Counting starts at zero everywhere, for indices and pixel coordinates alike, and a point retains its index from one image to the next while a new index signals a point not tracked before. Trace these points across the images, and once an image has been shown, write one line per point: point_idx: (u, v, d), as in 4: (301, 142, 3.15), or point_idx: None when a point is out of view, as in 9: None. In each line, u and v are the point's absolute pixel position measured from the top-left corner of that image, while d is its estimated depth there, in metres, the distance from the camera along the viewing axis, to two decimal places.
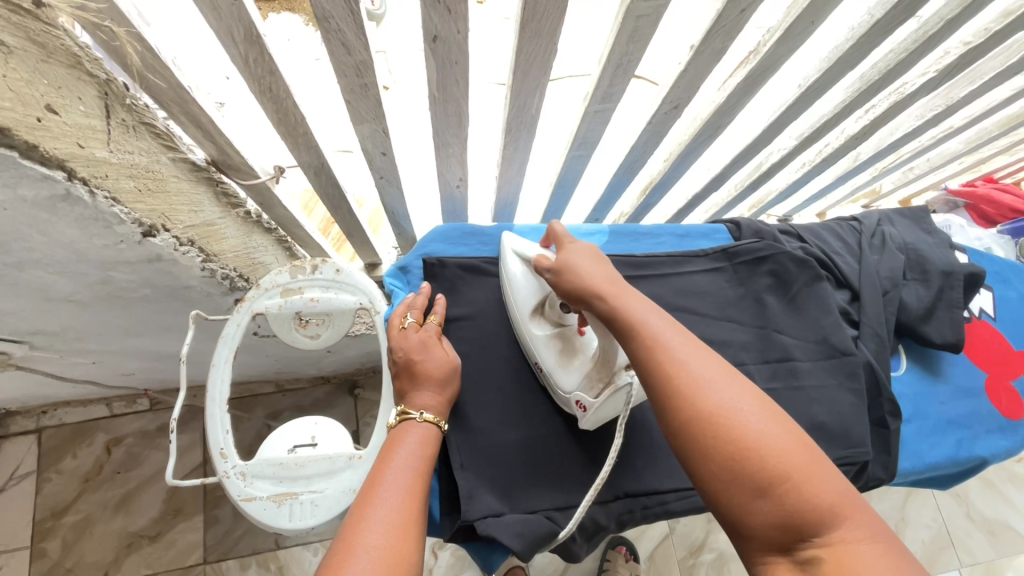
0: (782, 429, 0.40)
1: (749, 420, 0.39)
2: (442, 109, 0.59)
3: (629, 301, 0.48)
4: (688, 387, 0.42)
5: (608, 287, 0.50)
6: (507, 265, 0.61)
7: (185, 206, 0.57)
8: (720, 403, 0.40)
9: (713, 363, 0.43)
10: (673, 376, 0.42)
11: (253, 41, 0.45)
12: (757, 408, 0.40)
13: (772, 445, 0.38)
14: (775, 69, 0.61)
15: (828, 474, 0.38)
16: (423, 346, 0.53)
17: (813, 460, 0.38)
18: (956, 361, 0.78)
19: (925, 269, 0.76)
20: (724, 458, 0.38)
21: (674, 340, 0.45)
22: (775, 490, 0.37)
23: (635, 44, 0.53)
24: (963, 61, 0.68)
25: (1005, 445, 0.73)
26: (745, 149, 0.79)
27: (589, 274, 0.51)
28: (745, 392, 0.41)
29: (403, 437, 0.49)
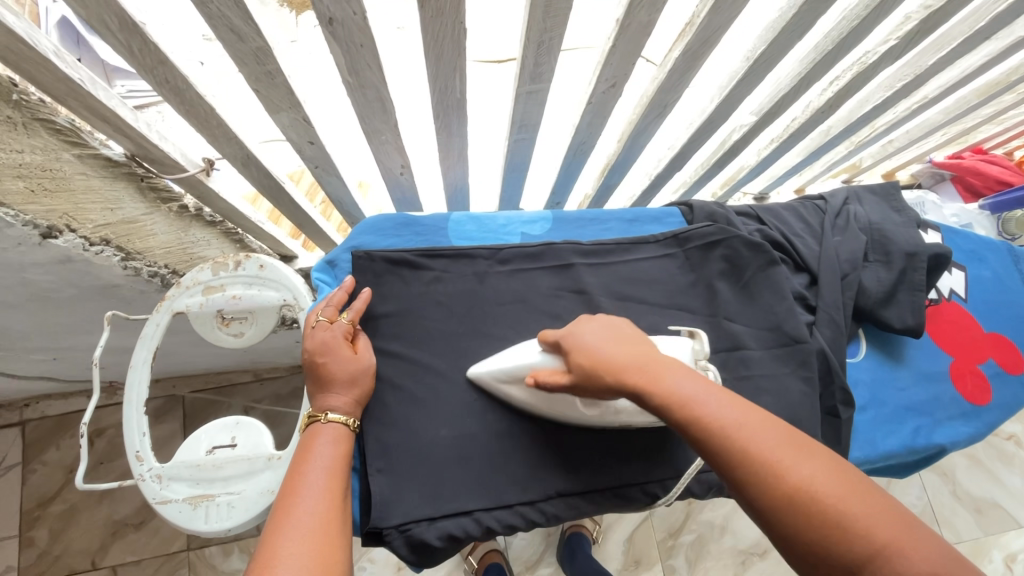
0: (852, 488, 0.33)
1: (840, 498, 0.32)
2: (360, 94, 0.57)
3: (670, 378, 0.41)
4: (759, 466, 0.35)
5: (653, 364, 0.43)
6: (506, 394, 0.57)
7: (96, 205, 0.56)
8: (796, 479, 0.34)
9: (774, 429, 0.37)
10: (739, 449, 0.36)
11: (131, 30, 0.43)
12: (834, 472, 0.34)
13: (866, 523, 0.31)
14: (714, 42, 0.57)
15: (933, 544, 0.30)
16: (327, 346, 0.53)
17: (903, 524, 0.31)
18: (920, 346, 0.75)
19: (888, 251, 0.73)
20: (804, 526, 0.32)
21: (731, 407, 0.38)
22: (869, 570, 0.30)
23: (553, 21, 0.50)
24: (926, 26, 0.63)
25: (967, 432, 0.71)
26: (699, 127, 0.75)
27: (615, 358, 0.45)
28: (821, 457, 0.35)
29: (316, 441, 0.48)
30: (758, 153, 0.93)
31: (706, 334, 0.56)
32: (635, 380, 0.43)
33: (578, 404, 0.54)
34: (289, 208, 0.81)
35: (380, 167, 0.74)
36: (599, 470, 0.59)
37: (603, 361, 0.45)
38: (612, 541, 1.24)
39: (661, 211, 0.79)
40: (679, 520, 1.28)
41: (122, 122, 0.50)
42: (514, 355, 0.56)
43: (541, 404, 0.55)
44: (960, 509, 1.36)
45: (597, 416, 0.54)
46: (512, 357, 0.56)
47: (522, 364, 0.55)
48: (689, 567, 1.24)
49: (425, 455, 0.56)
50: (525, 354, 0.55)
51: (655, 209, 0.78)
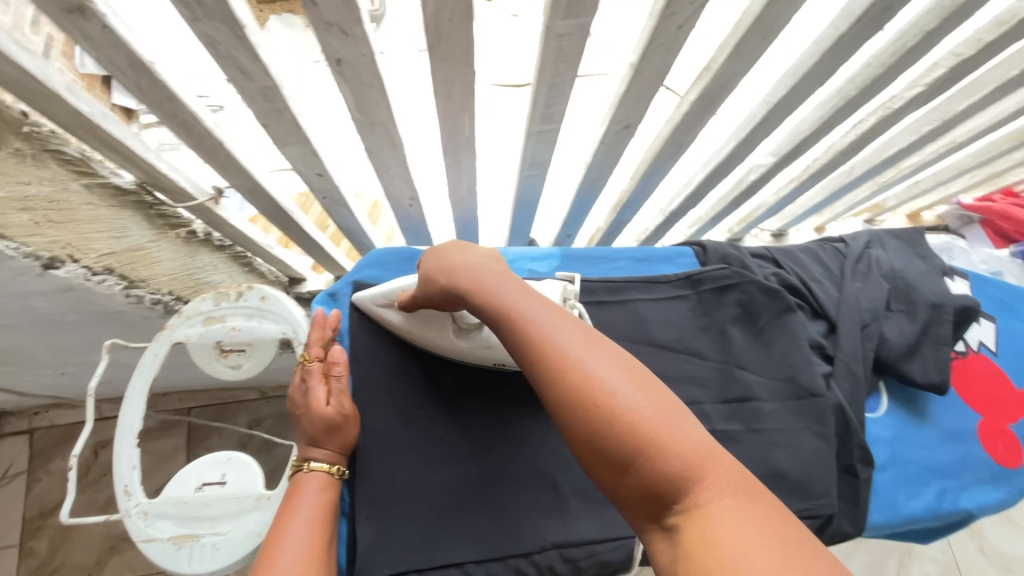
0: (633, 384, 0.36)
1: (615, 393, 0.35)
2: (369, 130, 0.56)
3: (494, 283, 0.44)
4: (555, 362, 0.38)
5: (476, 272, 0.46)
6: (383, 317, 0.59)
7: (100, 234, 0.56)
8: (586, 379, 0.36)
9: (581, 336, 0.39)
10: (546, 350, 0.39)
11: (142, 68, 0.43)
12: (624, 375, 0.37)
13: (637, 416, 0.34)
14: (733, 86, 0.56)
15: (690, 437, 0.34)
16: (297, 397, 0.52)
17: (667, 416, 0.35)
18: (944, 401, 0.71)
19: (912, 300, 0.70)
20: (589, 422, 0.35)
21: (534, 311, 0.41)
22: (635, 464, 0.34)
23: (565, 64, 0.49)
24: (956, 73, 0.60)
25: (996, 497, 0.67)
26: (716, 167, 0.74)
27: (454, 261, 0.48)
28: (618, 365, 0.37)
29: (301, 492, 0.48)
30: (777, 191, 0.90)
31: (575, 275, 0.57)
32: (465, 285, 0.46)
33: (448, 332, 0.56)
34: (297, 235, 0.80)
35: (389, 199, 0.74)
36: (600, 521, 0.57)
37: (453, 271, 0.47)
38: None
39: (674, 250, 0.76)
40: None
41: (130, 150, 0.50)
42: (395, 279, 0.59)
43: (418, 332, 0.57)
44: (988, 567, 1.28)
45: (467, 348, 0.56)
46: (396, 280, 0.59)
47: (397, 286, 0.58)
48: None
49: (419, 501, 0.54)
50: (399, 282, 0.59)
51: (668, 249, 0.76)
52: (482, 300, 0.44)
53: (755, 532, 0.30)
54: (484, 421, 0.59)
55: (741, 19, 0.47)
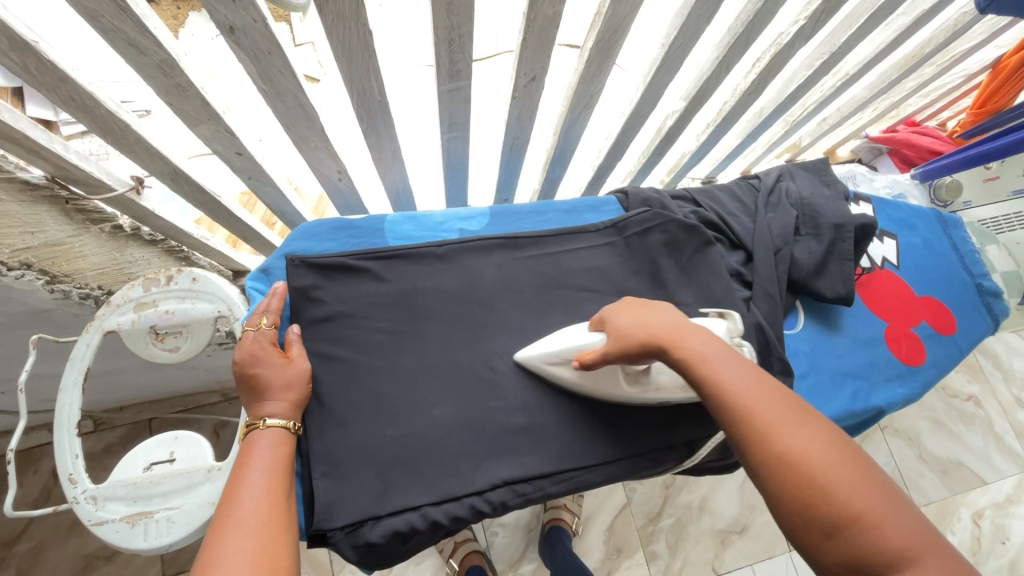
0: (840, 457, 0.40)
1: (829, 466, 0.39)
2: (280, 102, 0.57)
3: (697, 345, 0.50)
4: (762, 431, 0.42)
5: (680, 334, 0.51)
6: (554, 374, 0.61)
7: (12, 228, 0.55)
8: (791, 446, 0.41)
9: (788, 406, 0.43)
10: (752, 417, 0.43)
11: (24, 50, 0.42)
12: (824, 445, 0.41)
13: (848, 490, 0.38)
14: (625, 30, 0.58)
15: (902, 514, 0.37)
16: (255, 356, 0.54)
17: (879, 496, 0.38)
18: (855, 313, 0.78)
19: (817, 223, 0.76)
20: (797, 487, 0.39)
21: (735, 376, 0.46)
22: (843, 532, 0.37)
23: (458, 18, 0.50)
24: (831, 4, 0.65)
25: (904, 393, 0.74)
26: (631, 115, 0.77)
27: (653, 323, 0.53)
28: (819, 437, 0.41)
29: (258, 445, 0.50)
30: (697, 137, 0.94)
31: (737, 313, 0.62)
32: (665, 345, 0.51)
33: (622, 382, 0.59)
34: (230, 222, 0.80)
35: (317, 174, 0.74)
36: (547, 455, 0.60)
37: (650, 330, 0.53)
38: (593, 532, 1.25)
39: (600, 199, 0.80)
40: (656, 505, 1.30)
41: (33, 142, 0.50)
42: (565, 339, 0.60)
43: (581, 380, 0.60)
44: (927, 471, 1.40)
45: (636, 393, 0.59)
46: (562, 339, 0.60)
47: (571, 345, 0.59)
48: (669, 551, 1.26)
49: (371, 455, 0.56)
50: (572, 336, 0.60)
51: (594, 198, 0.79)
52: (677, 356, 0.50)
53: None
54: (430, 374, 0.61)
55: None
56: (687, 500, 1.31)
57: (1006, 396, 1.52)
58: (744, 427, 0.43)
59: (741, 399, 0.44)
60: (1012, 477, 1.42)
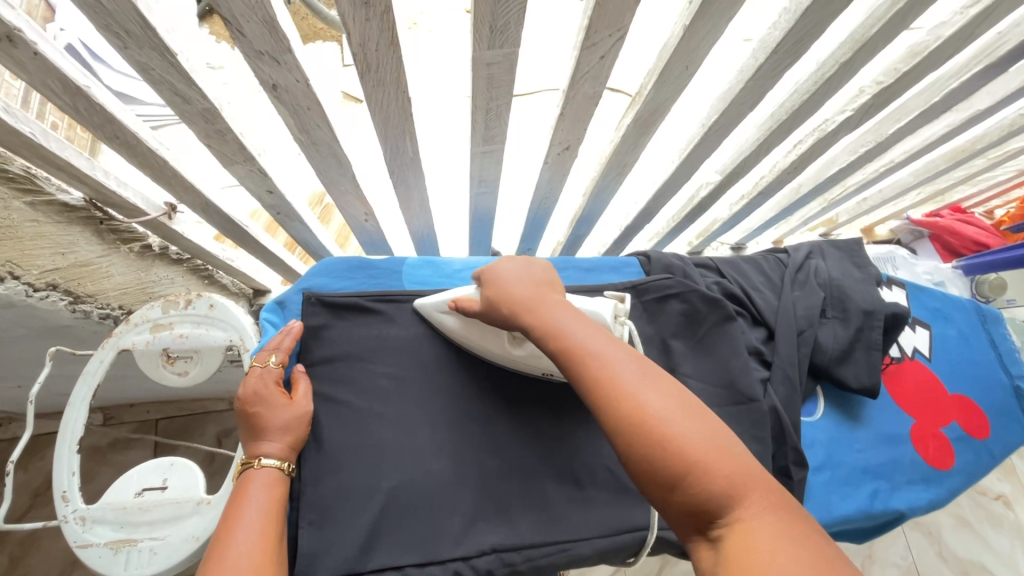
0: (676, 402, 0.38)
1: (663, 417, 0.37)
2: (314, 151, 0.58)
3: (554, 314, 0.48)
4: (606, 392, 0.39)
5: (534, 304, 0.49)
6: (443, 323, 0.63)
7: (47, 249, 0.56)
8: (637, 403, 0.38)
9: (634, 361, 0.42)
10: (594, 374, 0.41)
11: (75, 93, 0.44)
12: (671, 402, 0.38)
13: (681, 438, 0.36)
14: (665, 111, 0.59)
15: (732, 455, 0.36)
16: (257, 395, 0.54)
17: (715, 441, 0.36)
18: (880, 406, 0.74)
19: (845, 307, 0.73)
20: (636, 438, 0.37)
21: (585, 336, 0.44)
22: (683, 481, 0.35)
23: (498, 90, 0.51)
24: (880, 99, 0.65)
25: (927, 498, 0.69)
26: (663, 185, 0.77)
27: (515, 293, 0.52)
28: (668, 390, 0.39)
29: (249, 486, 0.49)
30: (730, 207, 0.93)
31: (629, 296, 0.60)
32: (527, 318, 0.49)
33: (505, 342, 0.61)
34: (256, 249, 0.82)
35: (344, 215, 0.76)
36: (538, 525, 0.58)
37: (512, 299, 0.52)
38: None
39: (622, 260, 0.79)
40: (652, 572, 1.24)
41: (77, 170, 0.53)
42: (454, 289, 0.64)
43: (472, 335, 0.62)
44: (947, 572, 1.31)
45: (522, 356, 0.60)
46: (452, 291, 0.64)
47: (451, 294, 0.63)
48: None
49: (360, 507, 0.55)
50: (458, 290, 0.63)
51: (615, 259, 0.79)
52: (538, 322, 0.48)
53: (799, 545, 0.31)
54: (432, 428, 0.60)
55: (666, 47, 0.51)
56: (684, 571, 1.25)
57: None
58: (587, 385, 0.41)
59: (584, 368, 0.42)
60: None
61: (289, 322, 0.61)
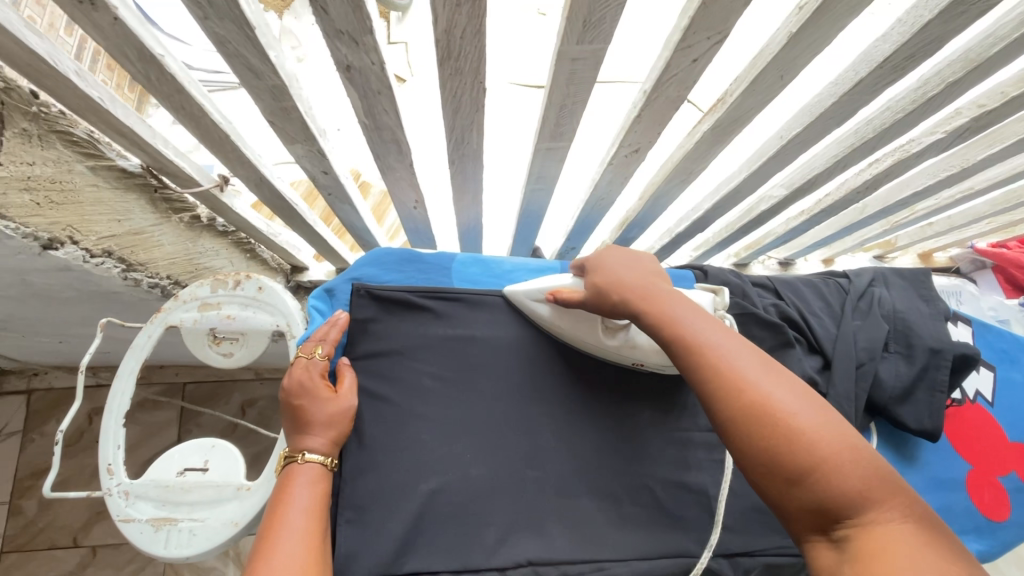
0: (813, 407, 0.41)
1: (795, 415, 0.40)
2: (376, 135, 0.56)
3: (677, 313, 0.51)
4: (737, 389, 0.42)
5: (648, 299, 0.52)
6: (534, 313, 0.63)
7: (102, 215, 0.56)
8: (768, 403, 0.41)
9: (767, 366, 0.44)
10: (727, 376, 0.44)
11: (149, 61, 0.42)
12: (806, 403, 0.41)
13: (814, 437, 0.39)
14: (746, 120, 0.55)
15: (864, 460, 0.38)
16: (301, 387, 0.53)
17: (848, 448, 0.39)
18: (937, 449, 0.70)
19: (910, 343, 0.69)
20: (769, 432, 0.40)
21: (716, 337, 0.47)
22: (807, 480, 0.38)
23: (577, 87, 0.48)
24: (978, 124, 0.59)
25: (978, 549, 0.66)
26: (726, 195, 0.73)
27: (629, 285, 0.54)
28: (799, 394, 0.42)
29: (295, 481, 0.48)
30: (788, 222, 0.89)
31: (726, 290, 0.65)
32: (640, 304, 0.52)
33: (600, 330, 0.61)
34: (302, 228, 0.81)
35: (393, 200, 0.73)
36: (575, 540, 0.56)
37: (622, 288, 0.54)
38: None
39: (676, 272, 0.75)
40: None
41: (139, 138, 0.52)
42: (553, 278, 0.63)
43: (564, 324, 0.61)
44: None
45: (613, 348, 0.61)
46: (546, 280, 0.64)
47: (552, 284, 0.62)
48: None
49: (398, 507, 0.54)
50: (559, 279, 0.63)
51: (669, 271, 0.75)
52: (652, 315, 0.51)
53: (929, 556, 0.33)
54: (474, 430, 0.58)
55: (760, 55, 0.47)
56: None
57: None
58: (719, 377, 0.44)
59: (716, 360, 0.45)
60: None
61: (335, 312, 0.59)
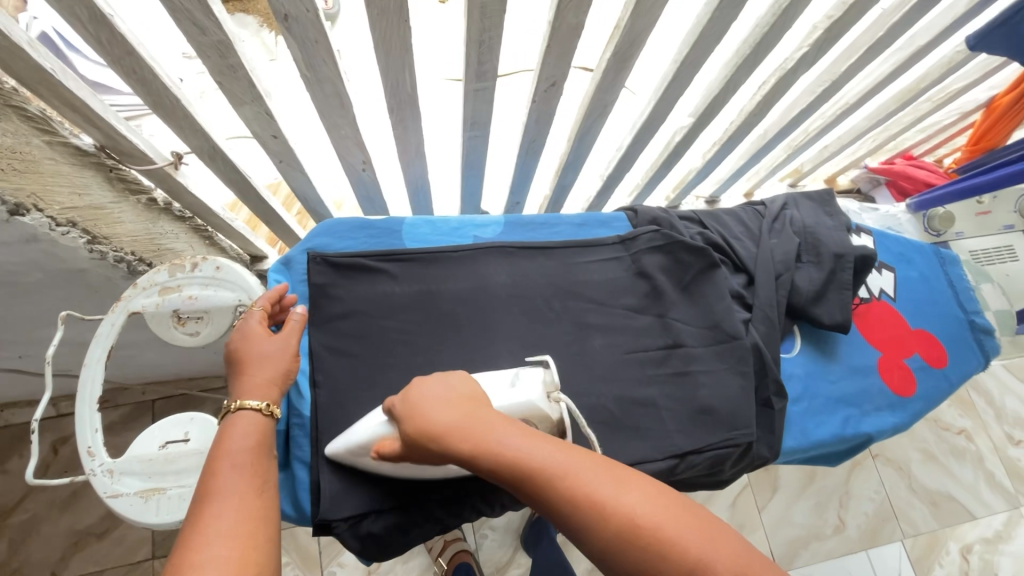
0: (661, 503, 0.38)
1: (656, 528, 0.36)
2: (319, 88, 0.60)
3: (500, 438, 0.43)
4: (594, 512, 0.37)
5: (470, 430, 0.44)
6: (364, 464, 0.54)
7: (66, 188, 0.58)
8: (627, 516, 0.37)
9: (607, 475, 0.40)
10: (576, 501, 0.38)
11: (101, 21, 0.45)
12: (665, 507, 0.38)
13: (682, 547, 0.35)
14: (641, 44, 0.62)
15: (725, 542, 0.36)
16: (241, 345, 0.54)
17: (711, 529, 0.37)
18: (852, 342, 0.80)
19: (819, 252, 0.78)
20: (633, 555, 0.36)
21: (539, 453, 0.41)
22: None
23: (489, 21, 0.53)
24: (834, 33, 0.68)
25: (893, 422, 0.76)
26: (642, 127, 0.80)
27: (442, 426, 0.45)
28: (650, 494, 0.38)
29: (232, 431, 0.47)
30: (706, 155, 0.98)
31: (554, 364, 0.59)
32: (465, 452, 0.43)
33: (452, 473, 0.53)
34: (254, 205, 0.84)
35: (342, 163, 0.78)
36: None
37: (424, 423, 0.45)
38: None
39: (609, 215, 0.82)
40: None
41: (90, 110, 0.52)
42: (370, 422, 0.52)
43: (405, 471, 0.53)
44: (915, 501, 1.43)
45: (475, 482, 0.54)
46: (366, 423, 0.53)
47: (371, 433, 0.52)
48: None
49: None
50: (372, 418, 0.52)
51: (603, 214, 0.81)
52: (484, 458, 0.42)
53: None
54: (437, 364, 0.63)
55: None
56: None
57: (997, 432, 1.55)
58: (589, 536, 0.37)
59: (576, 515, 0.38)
60: (1001, 513, 1.46)
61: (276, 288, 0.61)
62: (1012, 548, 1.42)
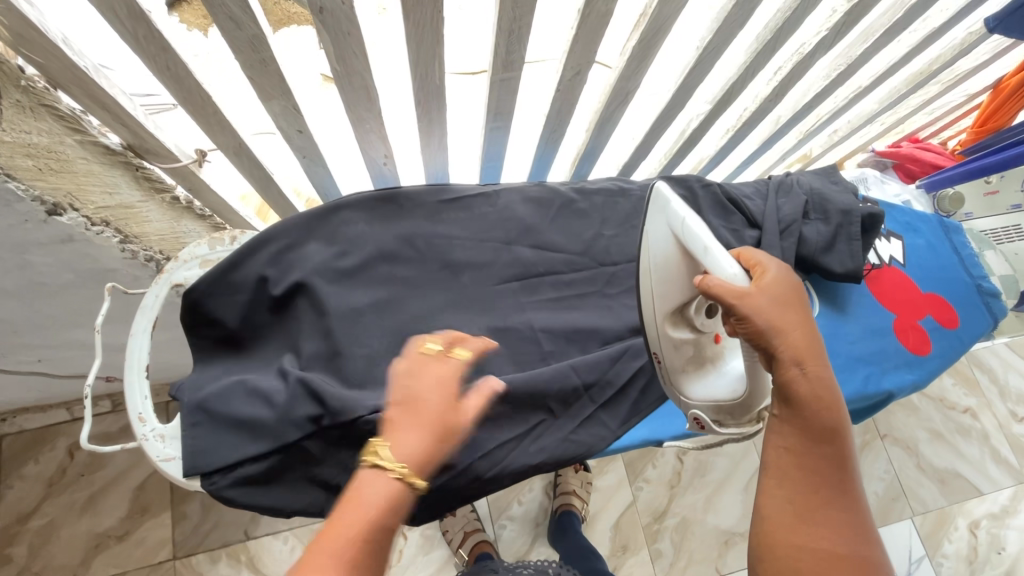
0: (842, 463, 0.49)
1: (839, 461, 0.49)
2: (347, 82, 0.62)
3: (817, 355, 0.51)
4: (832, 435, 0.49)
5: (804, 322, 0.51)
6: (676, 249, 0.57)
7: (96, 187, 0.60)
8: (833, 450, 0.49)
9: (827, 419, 0.49)
10: (819, 415, 0.49)
11: (138, 18, 0.47)
12: (841, 465, 0.49)
13: (835, 485, 0.48)
14: (666, 31, 0.65)
15: (857, 529, 0.47)
16: None
17: (853, 516, 0.47)
18: (865, 304, 0.82)
19: (826, 209, 0.79)
20: (805, 454, 0.49)
21: (831, 385, 0.50)
22: (809, 514, 0.47)
23: (521, 10, 0.55)
24: (850, 18, 0.72)
25: (911, 380, 0.78)
26: (660, 115, 0.83)
27: (784, 299, 0.52)
28: (842, 458, 0.49)
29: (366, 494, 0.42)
30: (717, 142, 1.00)
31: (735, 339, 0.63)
32: (797, 335, 0.50)
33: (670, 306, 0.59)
34: (279, 202, 0.85)
35: (364, 157, 0.79)
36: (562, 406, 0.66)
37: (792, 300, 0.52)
38: (600, 526, 1.30)
39: None
40: (662, 504, 1.34)
41: (121, 108, 0.52)
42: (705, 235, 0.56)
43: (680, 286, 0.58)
44: (925, 480, 1.45)
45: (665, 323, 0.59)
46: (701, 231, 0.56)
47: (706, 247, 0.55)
48: (673, 550, 1.30)
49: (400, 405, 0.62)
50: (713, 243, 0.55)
51: None
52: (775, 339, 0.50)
53: None
54: None
55: None
56: (692, 500, 1.35)
57: (1001, 409, 1.57)
58: (793, 387, 0.49)
59: (797, 374, 0.49)
60: (1007, 488, 1.48)
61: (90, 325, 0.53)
62: (1017, 522, 1.44)
